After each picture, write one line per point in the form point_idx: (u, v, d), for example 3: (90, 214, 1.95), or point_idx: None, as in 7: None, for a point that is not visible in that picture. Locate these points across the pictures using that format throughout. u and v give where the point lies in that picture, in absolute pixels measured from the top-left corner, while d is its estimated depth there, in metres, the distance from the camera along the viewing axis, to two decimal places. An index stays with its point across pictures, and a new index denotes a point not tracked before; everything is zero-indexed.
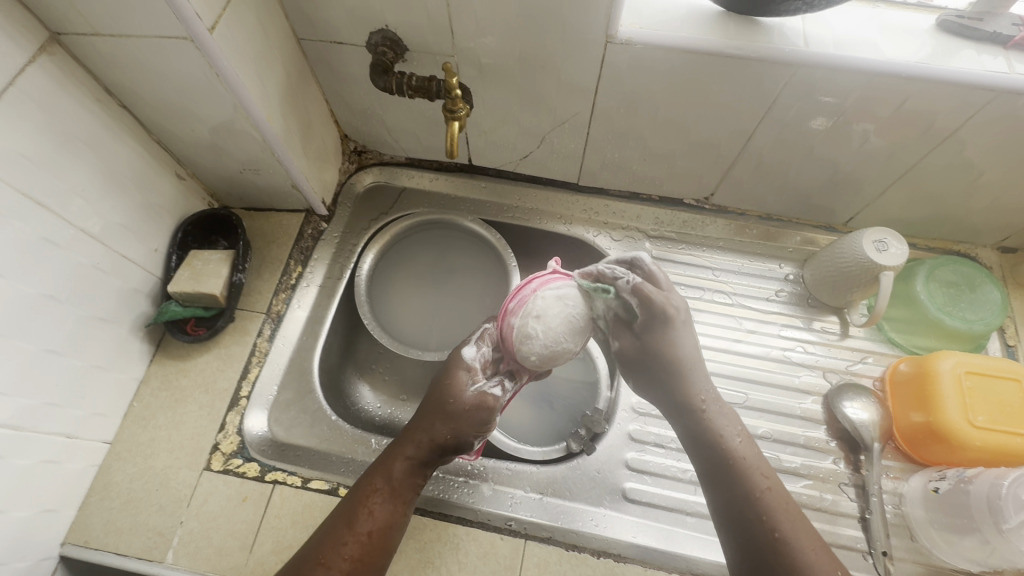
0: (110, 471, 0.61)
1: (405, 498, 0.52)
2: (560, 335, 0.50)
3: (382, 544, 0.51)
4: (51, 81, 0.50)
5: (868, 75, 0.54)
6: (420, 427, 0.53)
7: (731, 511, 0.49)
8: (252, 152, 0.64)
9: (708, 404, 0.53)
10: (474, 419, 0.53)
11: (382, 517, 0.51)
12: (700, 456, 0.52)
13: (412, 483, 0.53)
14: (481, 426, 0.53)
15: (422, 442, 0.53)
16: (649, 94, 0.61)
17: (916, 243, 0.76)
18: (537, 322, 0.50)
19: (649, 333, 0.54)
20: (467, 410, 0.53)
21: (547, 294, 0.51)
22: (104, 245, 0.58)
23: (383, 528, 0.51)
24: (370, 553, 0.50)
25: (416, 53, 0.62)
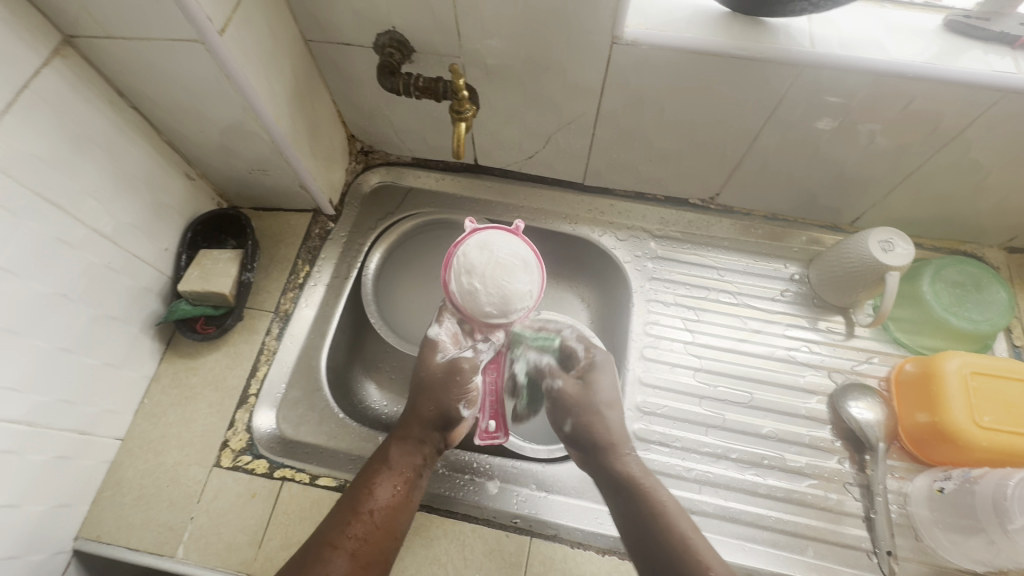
0: (122, 467, 0.62)
1: (406, 479, 0.55)
2: (495, 282, 0.56)
3: (387, 525, 0.52)
4: (64, 83, 0.51)
5: (874, 75, 0.54)
6: (411, 412, 0.58)
7: (651, 552, 0.50)
8: (261, 153, 0.65)
9: (621, 449, 0.58)
10: (456, 387, 0.59)
11: (384, 497, 0.53)
12: (617, 500, 0.55)
13: (410, 464, 0.55)
14: (464, 391, 0.60)
15: (413, 424, 0.58)
16: (654, 95, 0.62)
17: (923, 243, 0.75)
18: (471, 279, 0.56)
19: (591, 374, 0.63)
20: (445, 382, 0.59)
21: (471, 251, 0.57)
22: (116, 244, 0.59)
23: (386, 508, 0.52)
24: (375, 534, 0.51)
25: (422, 54, 0.63)
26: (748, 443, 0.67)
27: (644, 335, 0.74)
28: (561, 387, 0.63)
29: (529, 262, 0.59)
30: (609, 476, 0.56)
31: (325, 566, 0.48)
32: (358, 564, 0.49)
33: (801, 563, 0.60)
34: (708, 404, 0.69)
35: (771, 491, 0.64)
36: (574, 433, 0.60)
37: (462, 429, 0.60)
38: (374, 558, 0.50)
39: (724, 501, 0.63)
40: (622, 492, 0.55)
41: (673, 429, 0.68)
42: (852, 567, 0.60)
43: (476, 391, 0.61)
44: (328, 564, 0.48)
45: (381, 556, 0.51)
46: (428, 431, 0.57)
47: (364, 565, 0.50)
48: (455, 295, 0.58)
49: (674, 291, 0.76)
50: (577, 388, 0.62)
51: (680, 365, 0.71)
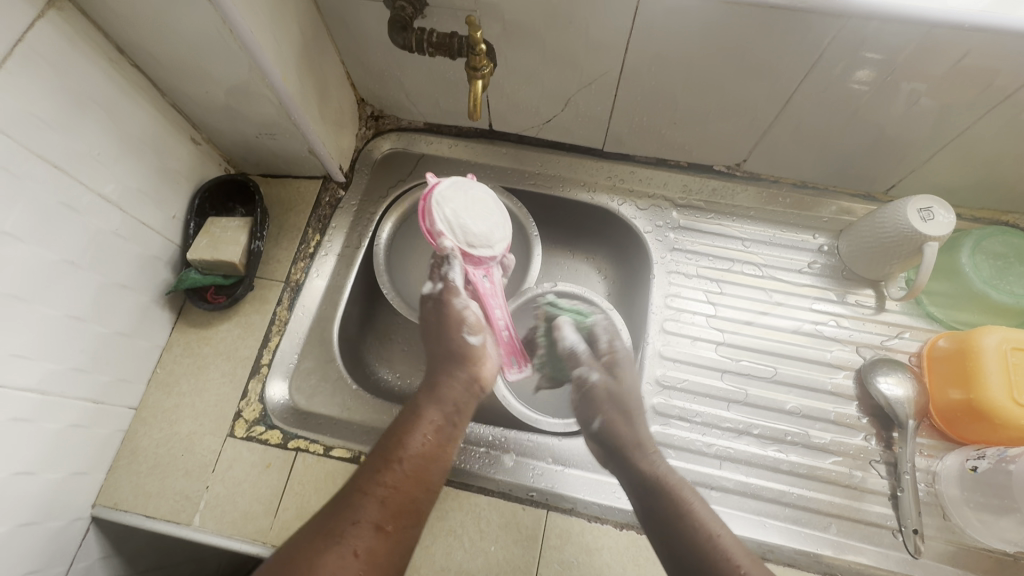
0: (136, 436, 0.62)
1: (435, 428, 0.55)
2: (466, 217, 0.64)
3: (418, 474, 0.51)
4: (62, 37, 0.48)
5: (925, 27, 0.49)
6: (435, 363, 0.61)
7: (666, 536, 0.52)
8: (268, 115, 0.62)
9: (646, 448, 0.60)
10: (452, 317, 0.64)
11: (414, 446, 0.53)
12: (640, 499, 0.55)
13: (439, 414, 0.56)
14: (461, 320, 0.64)
15: (439, 372, 0.60)
16: (681, 52, 0.58)
17: (962, 213, 0.71)
18: (454, 216, 0.63)
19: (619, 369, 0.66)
20: (450, 314, 0.64)
21: (447, 194, 0.64)
22: (122, 211, 0.57)
23: (417, 457, 0.52)
24: (406, 482, 0.50)
25: (435, 8, 0.59)
26: (771, 419, 0.65)
27: (664, 307, 0.71)
28: (593, 381, 0.65)
29: (494, 202, 0.66)
30: (637, 482, 0.57)
31: (355, 513, 0.46)
32: (390, 512, 0.48)
33: (824, 540, 0.58)
34: (731, 378, 0.67)
35: (793, 468, 0.62)
36: (601, 433, 0.61)
37: (489, 371, 0.63)
38: (406, 506, 0.49)
39: (745, 477, 0.62)
40: (650, 496, 0.55)
41: (693, 404, 0.66)
42: (877, 545, 0.58)
43: (473, 317, 0.64)
44: (358, 512, 0.46)
45: (413, 505, 0.50)
46: (454, 376, 0.60)
47: (396, 513, 0.48)
48: (439, 232, 0.63)
49: (696, 262, 0.73)
50: (608, 381, 0.65)
51: (702, 339, 0.69)
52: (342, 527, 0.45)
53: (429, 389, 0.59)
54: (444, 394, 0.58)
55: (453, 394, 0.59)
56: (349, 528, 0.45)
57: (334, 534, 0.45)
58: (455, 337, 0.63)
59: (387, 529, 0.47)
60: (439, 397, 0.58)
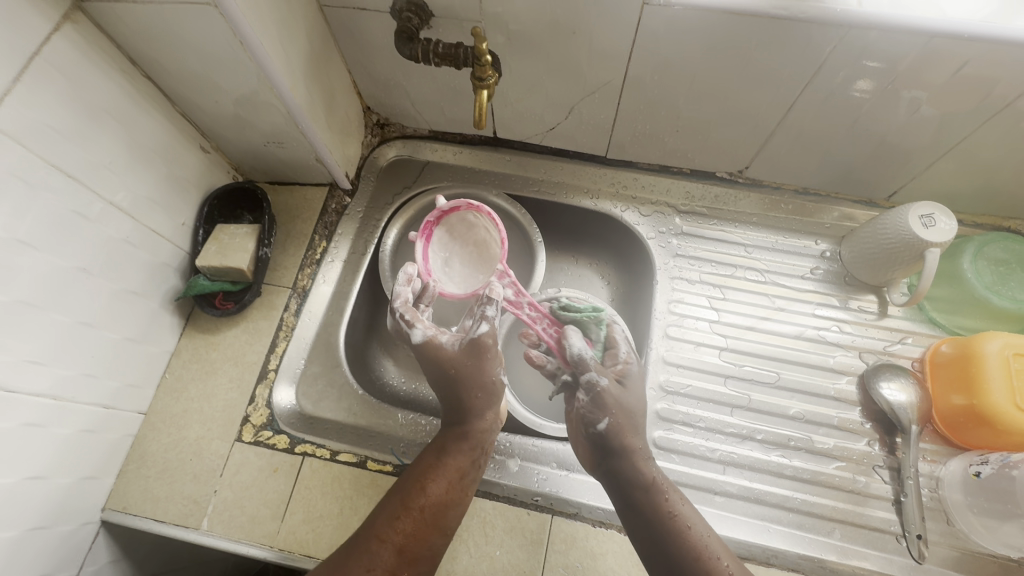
0: (145, 441, 0.62)
1: (458, 474, 0.55)
2: (468, 251, 0.72)
3: (435, 521, 0.52)
4: (76, 50, 0.49)
5: (925, 37, 0.50)
6: (455, 408, 0.59)
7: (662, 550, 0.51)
8: (276, 124, 0.63)
9: (638, 453, 0.57)
10: (476, 355, 0.59)
11: (435, 493, 0.53)
12: (633, 503, 0.54)
13: (466, 459, 0.56)
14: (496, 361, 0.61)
15: (470, 416, 0.58)
16: (683, 61, 0.59)
17: (963, 219, 0.72)
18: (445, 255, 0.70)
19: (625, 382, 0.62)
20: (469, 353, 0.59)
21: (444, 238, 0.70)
22: (133, 219, 0.58)
23: (437, 505, 0.53)
24: (424, 530, 0.52)
25: (441, 19, 0.60)
26: (774, 424, 0.65)
27: (668, 313, 0.72)
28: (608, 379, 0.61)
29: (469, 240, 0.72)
30: (626, 478, 0.55)
31: (370, 559, 0.49)
32: (404, 560, 0.50)
33: (828, 545, 0.58)
34: (734, 383, 0.68)
35: (797, 473, 0.62)
36: (604, 434, 0.57)
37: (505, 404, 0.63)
38: (421, 552, 0.51)
39: (749, 482, 0.62)
40: (637, 494, 0.54)
41: (696, 409, 0.66)
42: (880, 550, 0.58)
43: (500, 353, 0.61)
44: (373, 559, 0.49)
45: (429, 551, 0.52)
46: (484, 420, 0.58)
47: (409, 560, 0.50)
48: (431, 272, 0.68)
49: (699, 269, 0.74)
50: (619, 389, 0.60)
51: (705, 344, 0.70)
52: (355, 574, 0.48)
53: (457, 430, 0.58)
54: (468, 438, 0.57)
55: (477, 435, 0.58)
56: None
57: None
58: (477, 382, 0.59)
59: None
60: (466, 441, 0.57)
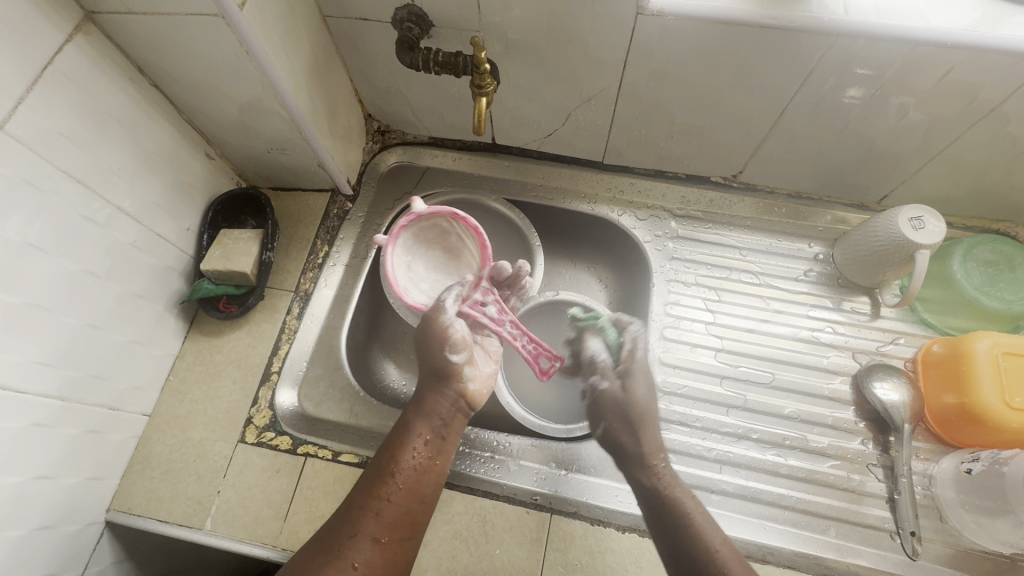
0: (150, 442, 0.63)
1: (425, 442, 0.55)
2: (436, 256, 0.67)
3: (411, 487, 0.52)
4: (87, 60, 0.51)
5: (910, 45, 0.52)
6: (421, 379, 0.60)
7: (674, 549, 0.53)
8: (280, 132, 0.65)
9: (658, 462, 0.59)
10: (437, 338, 0.59)
11: (406, 461, 0.53)
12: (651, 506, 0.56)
13: (429, 427, 0.56)
14: (447, 339, 0.59)
15: (426, 389, 0.59)
16: (677, 69, 0.60)
17: (953, 222, 0.73)
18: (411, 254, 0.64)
19: (631, 379, 0.63)
20: (432, 335, 0.59)
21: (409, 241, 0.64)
22: (140, 223, 0.60)
23: (407, 471, 0.53)
24: (399, 495, 0.51)
25: (441, 29, 0.62)
26: (770, 424, 0.66)
27: (664, 315, 0.73)
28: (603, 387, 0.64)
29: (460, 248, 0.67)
30: (646, 487, 0.57)
31: (353, 528, 0.49)
32: (384, 526, 0.50)
33: (823, 542, 0.59)
34: (729, 383, 0.69)
35: (792, 472, 0.63)
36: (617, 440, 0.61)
37: (478, 393, 0.62)
38: (401, 519, 0.51)
39: (745, 480, 0.63)
40: (655, 501, 0.56)
41: (693, 409, 0.67)
42: (875, 547, 0.59)
43: (457, 334, 0.60)
44: (354, 527, 0.49)
45: (408, 517, 0.51)
46: (444, 392, 0.59)
47: (392, 526, 0.50)
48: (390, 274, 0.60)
49: (694, 271, 0.75)
50: (620, 391, 0.63)
51: (701, 345, 0.71)
52: (339, 542, 0.49)
53: (417, 403, 0.58)
54: (431, 407, 0.57)
55: (443, 404, 0.58)
56: (347, 543, 0.48)
57: (333, 549, 0.48)
58: (437, 363, 0.59)
59: (382, 542, 0.49)
60: (426, 410, 0.57)
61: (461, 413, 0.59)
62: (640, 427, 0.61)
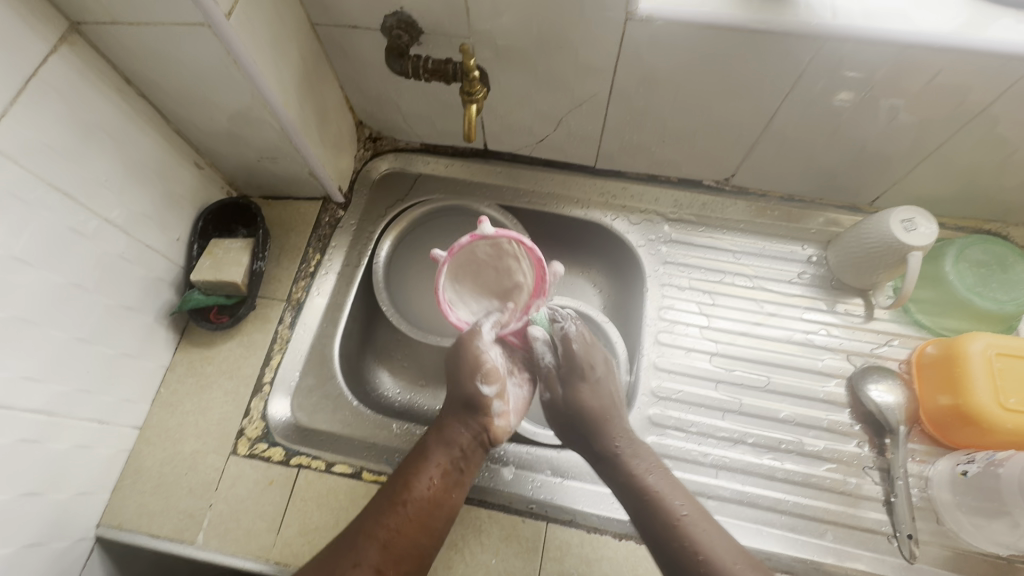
0: (140, 456, 0.62)
1: (442, 472, 0.55)
2: (486, 274, 0.65)
3: (421, 519, 0.52)
4: (72, 71, 0.50)
5: (898, 47, 0.52)
6: (449, 405, 0.60)
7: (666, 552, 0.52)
8: (270, 140, 0.64)
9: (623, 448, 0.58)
10: (471, 368, 0.59)
11: (419, 490, 0.53)
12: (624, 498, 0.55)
13: (447, 457, 0.56)
14: (477, 368, 0.59)
15: (452, 417, 0.58)
16: (667, 73, 0.60)
17: (945, 223, 0.73)
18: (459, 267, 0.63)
19: (571, 383, 0.61)
20: (464, 360, 0.60)
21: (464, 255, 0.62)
22: (128, 234, 0.59)
23: (420, 501, 0.53)
24: (408, 526, 0.51)
25: (430, 36, 0.61)
26: (766, 428, 0.66)
27: (658, 319, 0.73)
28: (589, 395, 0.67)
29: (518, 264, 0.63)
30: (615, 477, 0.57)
31: (356, 555, 0.49)
32: (389, 557, 0.50)
33: (819, 546, 0.59)
34: (724, 388, 0.68)
35: (789, 476, 0.63)
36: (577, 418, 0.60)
37: (501, 428, 0.59)
38: (407, 552, 0.51)
39: (741, 485, 0.63)
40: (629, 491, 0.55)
41: (689, 414, 0.67)
42: (872, 551, 0.59)
43: (491, 365, 0.59)
44: (358, 554, 0.49)
45: (415, 550, 0.51)
46: (468, 424, 0.58)
47: (396, 559, 0.50)
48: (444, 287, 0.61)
49: (689, 275, 0.75)
50: (571, 393, 0.61)
51: (696, 350, 0.71)
52: (342, 568, 0.48)
53: (440, 430, 0.58)
54: (452, 436, 0.57)
55: (464, 434, 0.57)
56: (349, 569, 0.48)
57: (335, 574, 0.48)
58: (468, 395, 0.58)
59: (384, 575, 0.49)
60: (447, 438, 0.57)
61: (483, 447, 0.58)
62: (595, 417, 0.59)
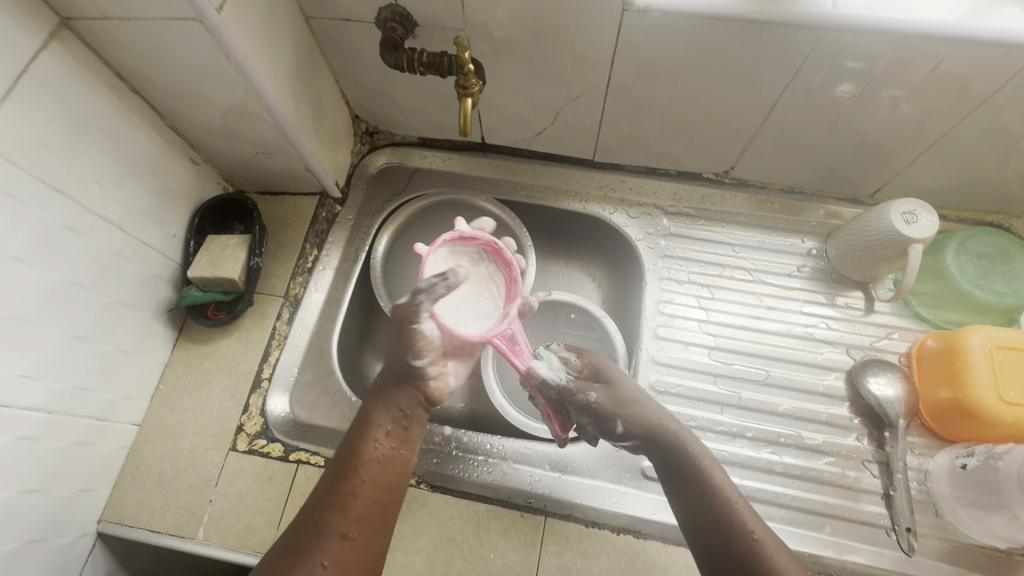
0: (140, 452, 0.63)
1: (388, 432, 0.52)
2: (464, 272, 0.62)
3: (376, 479, 0.49)
4: (63, 66, 0.50)
5: (900, 36, 0.51)
6: (384, 370, 0.55)
7: (709, 541, 0.48)
8: (265, 136, 0.64)
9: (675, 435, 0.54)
10: (406, 337, 0.54)
11: (368, 453, 0.50)
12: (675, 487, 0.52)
13: (390, 416, 0.52)
14: (420, 342, 0.54)
15: (387, 382, 0.54)
16: (665, 65, 0.59)
17: (947, 215, 0.73)
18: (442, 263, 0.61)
19: (605, 377, 0.59)
20: (402, 333, 0.54)
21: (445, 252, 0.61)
22: (123, 231, 0.59)
23: (371, 462, 0.50)
24: (365, 488, 0.48)
25: (425, 29, 0.61)
26: (764, 422, 0.66)
27: (657, 313, 0.72)
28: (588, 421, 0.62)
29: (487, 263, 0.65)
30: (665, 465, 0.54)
31: (319, 526, 0.46)
32: (352, 521, 0.47)
33: (817, 539, 0.59)
34: (723, 381, 0.68)
35: (787, 470, 0.63)
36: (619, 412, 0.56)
37: (443, 389, 0.56)
38: (371, 512, 0.48)
39: (740, 479, 0.63)
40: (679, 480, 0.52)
41: (687, 408, 0.67)
42: (870, 543, 0.59)
43: (429, 340, 0.55)
44: (321, 525, 0.46)
45: (376, 509, 0.48)
46: (407, 383, 0.54)
47: (361, 520, 0.47)
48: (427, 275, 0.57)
49: (687, 269, 0.75)
50: (608, 392, 0.57)
51: (694, 344, 0.70)
52: (305, 542, 0.45)
53: (378, 394, 0.54)
54: (394, 397, 0.53)
55: (407, 394, 0.54)
56: (315, 541, 0.45)
57: (300, 550, 0.45)
58: (400, 363, 0.54)
59: (351, 537, 0.46)
60: (388, 400, 0.53)
61: (427, 403, 0.56)
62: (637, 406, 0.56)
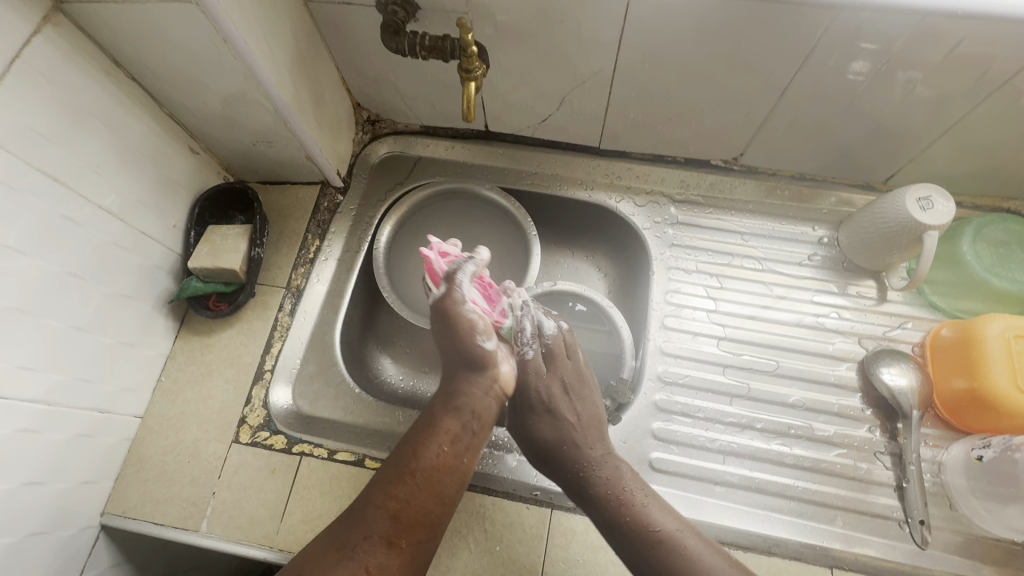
0: (143, 444, 0.62)
1: (452, 438, 0.53)
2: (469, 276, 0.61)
3: (432, 486, 0.50)
4: (58, 52, 0.49)
5: (919, 15, 0.49)
6: (449, 366, 0.57)
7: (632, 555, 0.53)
8: (265, 123, 0.63)
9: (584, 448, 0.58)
10: (457, 325, 0.56)
11: (428, 458, 0.51)
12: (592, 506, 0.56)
13: (457, 423, 0.53)
14: (473, 327, 0.56)
15: (458, 380, 0.56)
16: (674, 47, 0.58)
17: (963, 201, 0.71)
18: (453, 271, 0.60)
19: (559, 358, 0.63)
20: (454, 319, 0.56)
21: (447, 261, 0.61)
22: (122, 221, 0.58)
23: (429, 469, 0.51)
24: (419, 494, 0.50)
25: (427, 12, 0.59)
26: (775, 413, 0.65)
27: (665, 304, 0.71)
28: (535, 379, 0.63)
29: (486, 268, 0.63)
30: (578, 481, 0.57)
31: (366, 527, 0.48)
32: (401, 527, 0.49)
33: (829, 532, 0.58)
34: (732, 372, 0.67)
35: (798, 461, 0.62)
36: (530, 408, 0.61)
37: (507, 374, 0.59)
38: (420, 520, 0.49)
39: (750, 471, 0.62)
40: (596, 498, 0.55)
41: (696, 400, 0.66)
42: (883, 537, 0.58)
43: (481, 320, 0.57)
44: (368, 526, 0.48)
45: (427, 517, 0.50)
46: (473, 383, 0.56)
47: (409, 527, 0.49)
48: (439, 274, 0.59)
49: (695, 258, 0.73)
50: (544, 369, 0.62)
51: (703, 334, 0.69)
52: (354, 542, 0.47)
53: (447, 396, 0.55)
54: (461, 402, 0.54)
55: (473, 400, 0.55)
56: (361, 542, 0.47)
57: (346, 548, 0.47)
58: (460, 350, 0.56)
59: (398, 544, 0.48)
60: (455, 405, 0.54)
61: (493, 407, 0.56)
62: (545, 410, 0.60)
